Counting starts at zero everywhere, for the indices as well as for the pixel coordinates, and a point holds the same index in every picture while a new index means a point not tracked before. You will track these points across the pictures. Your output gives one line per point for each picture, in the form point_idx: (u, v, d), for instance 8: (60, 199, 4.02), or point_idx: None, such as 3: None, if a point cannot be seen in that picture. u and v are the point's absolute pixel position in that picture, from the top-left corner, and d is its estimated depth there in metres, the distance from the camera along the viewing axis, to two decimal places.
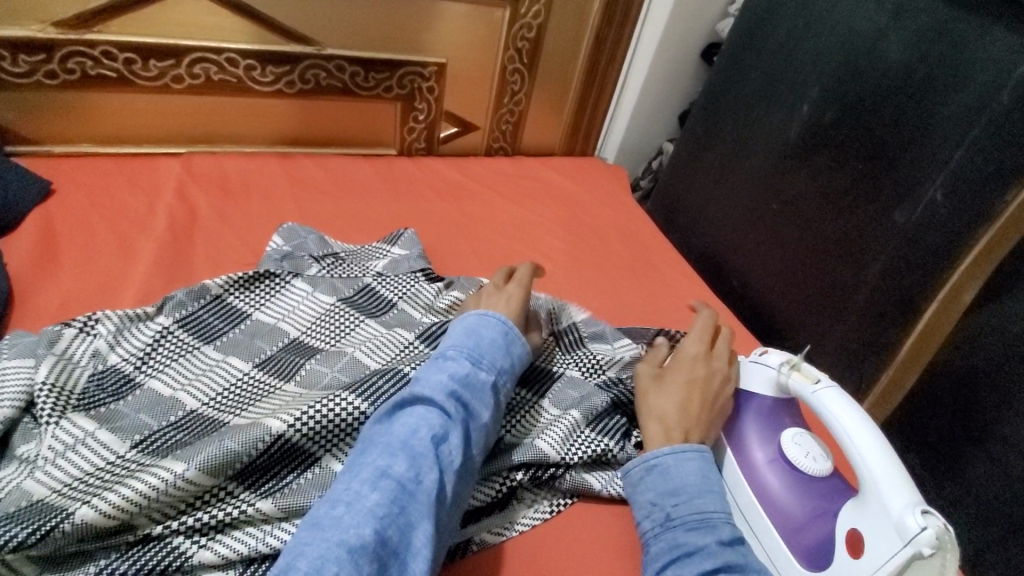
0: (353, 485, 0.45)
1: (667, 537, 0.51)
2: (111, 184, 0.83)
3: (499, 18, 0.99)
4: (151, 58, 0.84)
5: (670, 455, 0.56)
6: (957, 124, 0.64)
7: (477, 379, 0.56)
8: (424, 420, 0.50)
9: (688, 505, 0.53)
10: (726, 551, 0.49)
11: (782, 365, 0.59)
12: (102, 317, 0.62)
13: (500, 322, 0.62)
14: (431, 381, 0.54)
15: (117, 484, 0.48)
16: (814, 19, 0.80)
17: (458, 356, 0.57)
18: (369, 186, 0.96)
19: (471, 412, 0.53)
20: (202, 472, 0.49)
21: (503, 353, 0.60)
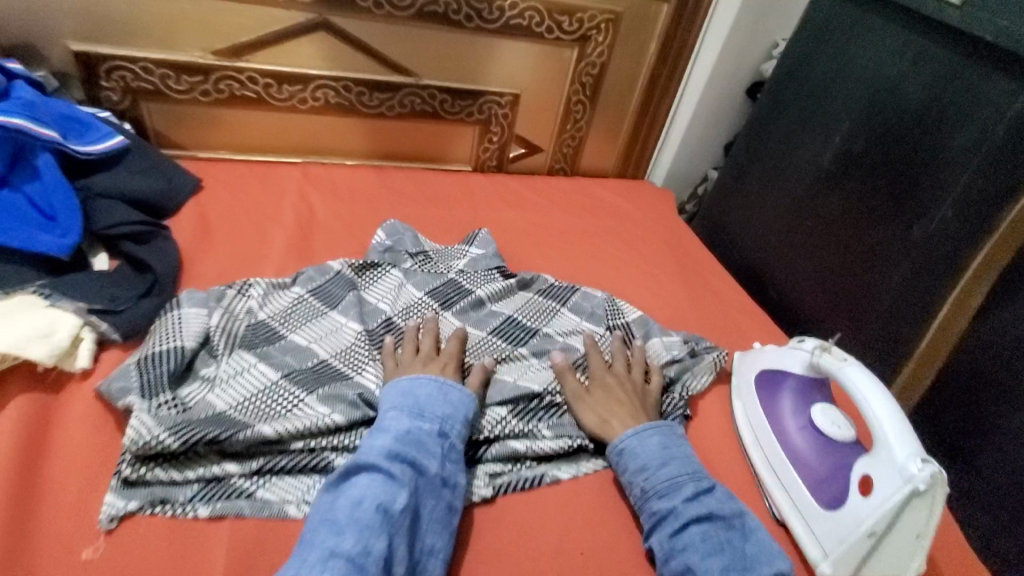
0: (303, 571, 0.48)
1: (645, 508, 0.62)
2: (247, 184, 1.01)
3: (567, 57, 1.15)
4: (285, 84, 1.03)
5: (632, 437, 0.67)
6: (964, 154, 0.75)
7: (419, 433, 0.60)
8: (369, 490, 0.54)
9: (655, 474, 0.63)
10: (690, 506, 0.60)
11: (815, 348, 0.70)
12: (253, 283, 0.78)
13: (431, 380, 0.66)
14: (371, 448, 0.58)
15: (282, 415, 0.62)
16: (846, 63, 0.92)
17: (398, 416, 0.61)
18: (451, 195, 1.12)
19: (417, 468, 0.57)
20: (342, 416, 0.62)
21: (443, 402, 0.64)
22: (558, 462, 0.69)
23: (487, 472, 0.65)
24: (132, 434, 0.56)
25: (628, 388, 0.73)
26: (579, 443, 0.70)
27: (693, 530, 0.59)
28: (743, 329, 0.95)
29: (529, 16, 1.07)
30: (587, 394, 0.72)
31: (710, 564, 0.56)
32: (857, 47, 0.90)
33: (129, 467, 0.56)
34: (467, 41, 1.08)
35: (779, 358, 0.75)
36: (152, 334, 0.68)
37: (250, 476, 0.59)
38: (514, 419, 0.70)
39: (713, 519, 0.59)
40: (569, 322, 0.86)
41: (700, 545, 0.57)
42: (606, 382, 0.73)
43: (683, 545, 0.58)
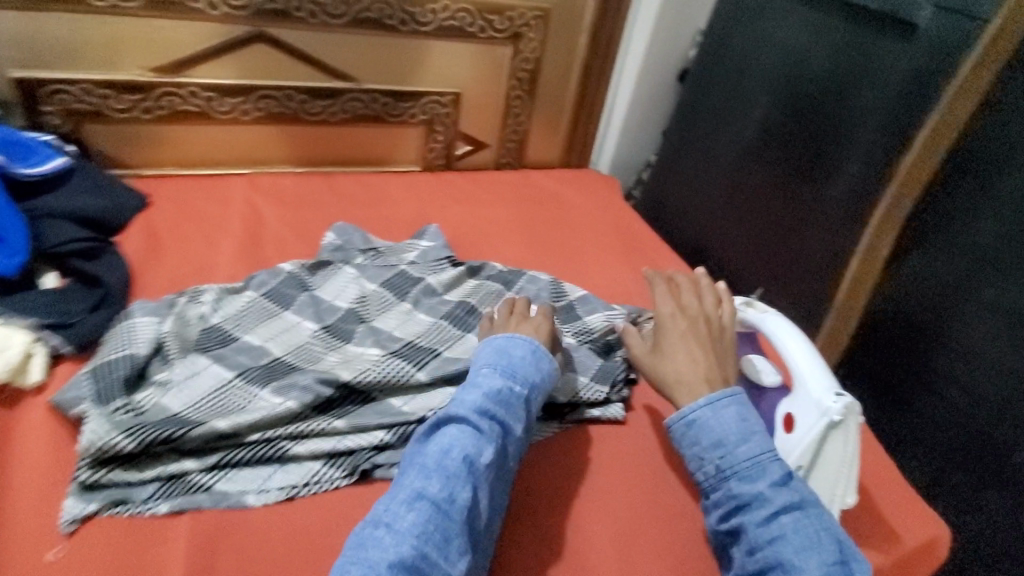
0: (392, 506, 0.54)
1: (724, 487, 0.61)
2: (195, 198, 1.03)
3: (502, 54, 1.19)
4: (227, 96, 1.05)
5: (706, 408, 0.63)
6: (863, 116, 0.83)
7: (510, 394, 0.64)
8: (458, 441, 0.59)
9: (735, 453, 0.61)
10: (779, 493, 0.57)
11: (742, 304, 0.77)
12: (205, 290, 0.80)
13: (526, 342, 0.70)
14: (464, 402, 0.62)
15: (236, 410, 0.64)
16: (756, 42, 0.99)
17: (491, 374, 0.66)
18: (399, 196, 1.15)
19: (502, 427, 0.62)
20: (294, 403, 0.64)
21: (533, 367, 0.68)
22: None
23: None
24: (89, 439, 0.58)
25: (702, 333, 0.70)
26: None
27: (783, 520, 0.56)
28: None
29: (462, 16, 1.11)
30: (659, 349, 0.70)
31: (803, 560, 0.54)
32: (764, 26, 0.97)
33: (86, 471, 0.58)
34: (404, 43, 1.11)
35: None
36: (105, 345, 0.70)
37: (208, 470, 0.61)
38: None
39: (803, 507, 0.57)
40: (515, 304, 0.91)
41: (792, 537, 0.55)
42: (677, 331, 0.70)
43: (771, 535, 0.56)
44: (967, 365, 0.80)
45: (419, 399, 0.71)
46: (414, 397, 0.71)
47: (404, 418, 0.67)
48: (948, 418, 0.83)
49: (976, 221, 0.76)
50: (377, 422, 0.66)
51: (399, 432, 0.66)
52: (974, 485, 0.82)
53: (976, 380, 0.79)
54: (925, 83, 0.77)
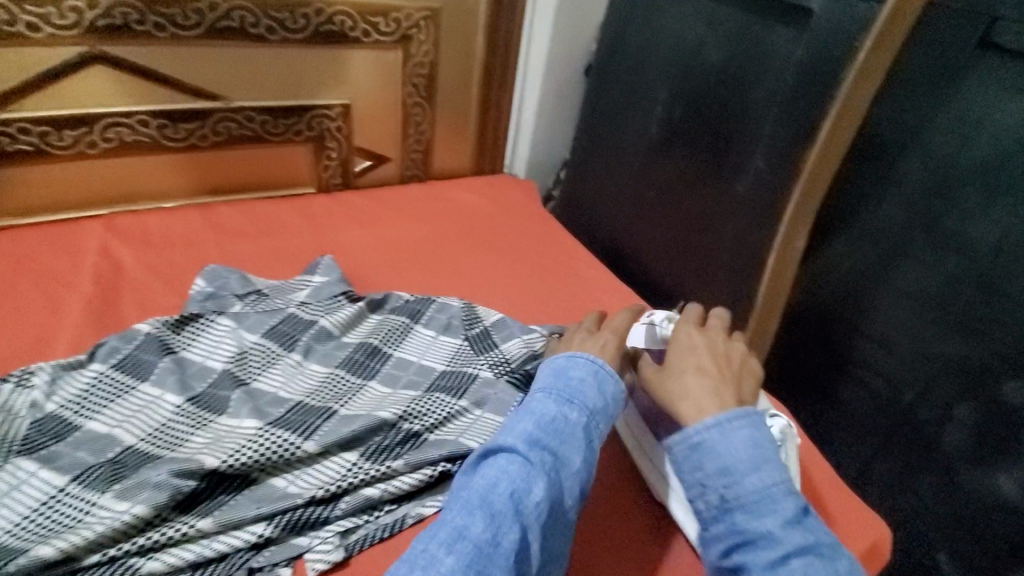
0: (430, 546, 0.45)
1: (728, 519, 0.51)
2: (35, 252, 0.87)
3: (392, 59, 1.09)
4: (65, 128, 0.89)
5: (714, 428, 0.54)
6: (763, 106, 0.77)
7: (568, 421, 0.55)
8: (507, 473, 0.50)
9: (743, 483, 0.51)
10: (792, 532, 0.48)
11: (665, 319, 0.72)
12: (37, 370, 0.66)
13: (588, 361, 0.60)
14: (514, 430, 0.53)
15: (70, 528, 0.52)
16: (654, 33, 0.93)
17: (544, 399, 0.56)
18: (290, 224, 1.02)
19: (560, 458, 0.52)
20: (144, 509, 0.53)
21: (597, 392, 0.58)
22: (424, 495, 0.63)
23: (334, 532, 0.58)
24: None
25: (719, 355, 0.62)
26: (440, 470, 0.63)
27: (793, 564, 0.47)
28: (608, 311, 0.95)
29: (339, 20, 1.00)
30: (668, 370, 0.61)
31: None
32: (659, 16, 0.92)
33: None
34: (278, 53, 0.98)
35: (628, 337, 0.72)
36: None
37: None
38: (365, 463, 0.62)
39: (817, 552, 0.48)
40: (424, 338, 0.81)
41: None
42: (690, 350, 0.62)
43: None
44: (886, 351, 0.80)
45: (308, 475, 0.60)
46: (302, 472, 0.61)
47: (287, 503, 0.57)
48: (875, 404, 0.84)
49: (885, 204, 0.76)
50: (252, 514, 0.56)
51: (281, 521, 0.57)
52: (911, 466, 0.82)
53: (897, 368, 0.80)
54: (814, 75, 0.71)
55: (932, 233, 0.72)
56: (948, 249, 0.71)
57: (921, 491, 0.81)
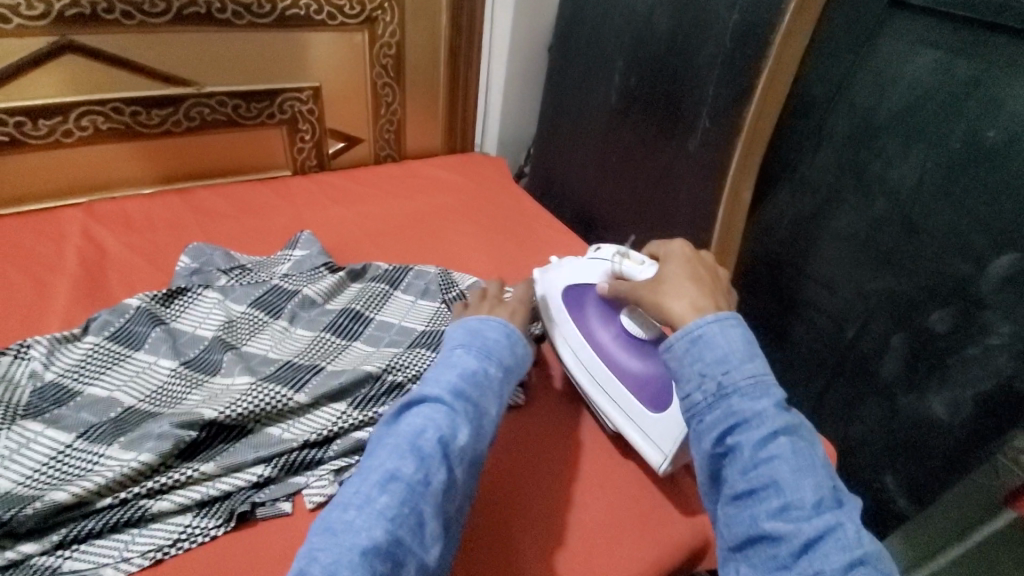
0: (363, 489, 0.49)
1: (724, 406, 0.51)
2: (18, 238, 0.89)
3: (359, 42, 1.12)
4: (40, 118, 0.91)
5: (715, 322, 0.54)
6: (708, 70, 0.82)
7: (484, 374, 0.59)
8: (432, 421, 0.53)
9: (740, 370, 0.51)
10: (783, 412, 0.49)
11: (616, 255, 0.74)
12: (33, 343, 0.69)
13: (500, 325, 0.65)
14: (438, 381, 0.57)
15: (80, 475, 0.56)
16: (608, 7, 0.98)
17: (465, 354, 0.60)
18: (270, 204, 1.06)
19: (479, 407, 0.56)
20: (151, 455, 0.58)
21: (508, 349, 0.63)
22: None
23: (329, 470, 0.63)
24: None
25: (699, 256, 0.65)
26: None
27: (782, 440, 0.48)
28: None
29: (304, 3, 1.03)
30: (657, 279, 0.64)
31: (801, 481, 0.47)
32: None
33: None
34: (246, 39, 1.01)
35: (576, 276, 0.78)
36: None
37: (54, 550, 0.53)
38: (355, 411, 0.67)
39: (801, 431, 0.50)
40: (403, 303, 0.86)
41: (789, 457, 0.47)
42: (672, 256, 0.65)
43: (769, 455, 0.48)
44: (827, 290, 0.88)
45: (301, 423, 0.65)
46: (295, 421, 0.65)
47: (283, 446, 0.62)
48: (821, 342, 0.92)
49: (822, 152, 0.83)
50: (251, 457, 0.61)
51: (280, 462, 0.61)
52: (859, 394, 0.89)
53: (838, 306, 0.87)
54: (746, 39, 0.76)
55: (861, 180, 0.80)
56: (875, 193, 0.79)
57: (866, 416, 0.89)
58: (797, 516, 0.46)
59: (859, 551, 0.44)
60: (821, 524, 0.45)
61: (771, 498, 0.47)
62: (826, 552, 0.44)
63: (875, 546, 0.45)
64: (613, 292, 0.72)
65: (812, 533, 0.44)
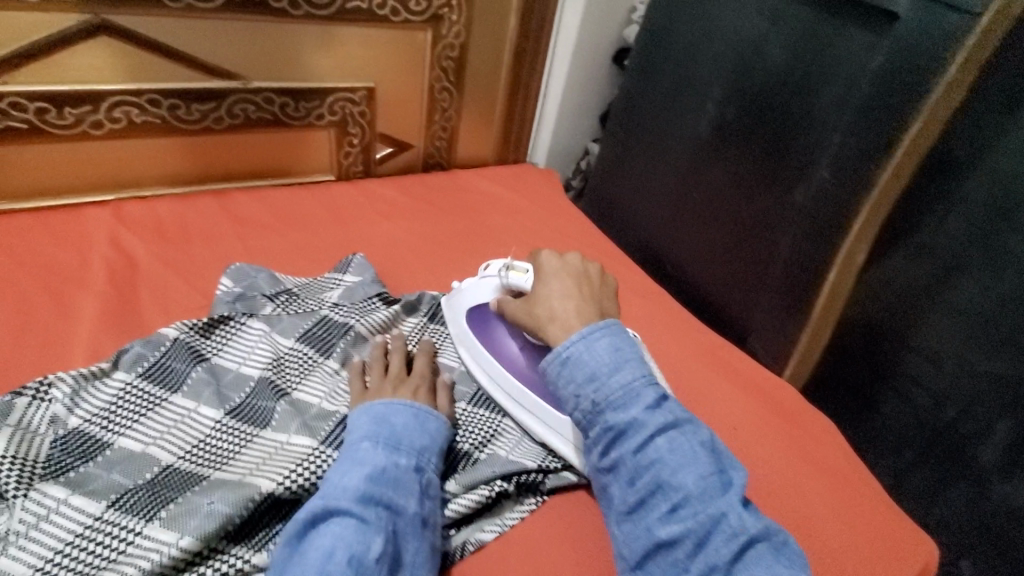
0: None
1: (599, 421, 0.58)
2: (37, 242, 0.79)
3: (421, 41, 1.02)
4: (66, 106, 0.81)
5: (579, 341, 0.61)
6: (831, 114, 0.73)
7: (396, 468, 0.55)
8: (341, 538, 0.48)
9: (607, 384, 0.58)
10: (653, 416, 0.56)
11: (501, 269, 0.75)
12: (55, 381, 0.60)
13: (407, 407, 0.61)
14: (343, 488, 0.52)
15: (111, 564, 0.48)
16: (707, 28, 0.88)
17: (370, 449, 0.56)
18: (313, 215, 0.97)
19: (395, 508, 0.52)
20: (196, 540, 0.49)
21: (420, 432, 0.59)
22: (482, 518, 0.61)
23: None
24: None
25: (570, 277, 0.70)
26: (497, 489, 0.61)
27: (658, 442, 0.55)
28: (646, 315, 0.91)
29: None
30: (532, 298, 0.69)
31: (681, 478, 0.53)
32: (715, 8, 0.87)
33: None
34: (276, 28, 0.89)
35: (478, 295, 0.77)
36: None
37: None
38: None
39: (676, 425, 0.56)
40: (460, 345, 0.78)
41: (669, 457, 0.54)
42: (547, 277, 0.70)
43: (648, 461, 0.55)
44: (934, 367, 0.76)
45: None
46: None
47: None
48: (922, 418, 0.79)
49: (948, 219, 0.70)
50: None
51: None
52: (942, 475, 0.79)
53: (946, 386, 0.75)
54: (890, 86, 0.68)
55: (990, 253, 0.67)
56: (1005, 268, 0.66)
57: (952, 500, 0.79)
58: (689, 513, 0.52)
59: (746, 536, 0.50)
60: (708, 517, 0.51)
61: (661, 502, 0.53)
62: (717, 546, 0.50)
63: (761, 524, 0.51)
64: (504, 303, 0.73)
65: (700, 529, 0.51)
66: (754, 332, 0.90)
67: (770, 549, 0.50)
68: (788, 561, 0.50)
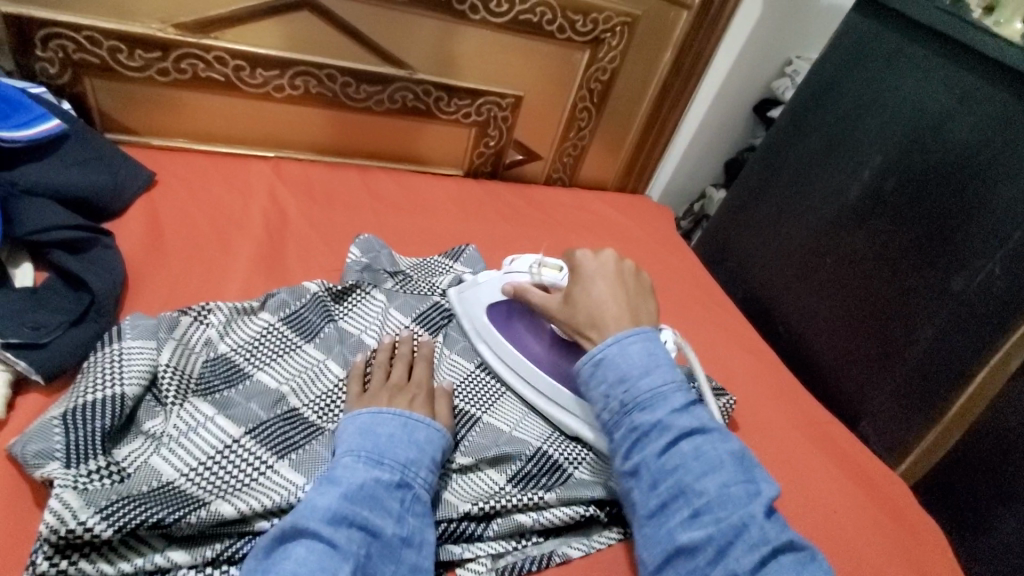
0: None
1: (626, 423, 0.55)
2: (209, 181, 0.88)
3: (577, 60, 1.05)
4: (259, 68, 0.89)
5: (613, 345, 0.58)
6: (1015, 207, 0.68)
7: (375, 485, 0.51)
8: (305, 564, 0.44)
9: (637, 386, 0.55)
10: (681, 419, 0.53)
11: (533, 266, 0.73)
12: (214, 308, 0.66)
13: (395, 415, 0.57)
14: (315, 509, 0.48)
15: (243, 486, 0.52)
16: (880, 94, 0.85)
17: (350, 465, 0.52)
18: (441, 205, 1.02)
19: (371, 530, 0.48)
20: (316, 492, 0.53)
21: (408, 443, 0.55)
22: (569, 535, 0.61)
23: (487, 553, 0.56)
24: (51, 520, 0.44)
25: (615, 280, 0.65)
26: (591, 512, 0.61)
27: (683, 446, 0.52)
28: (748, 372, 0.89)
29: (540, 11, 0.97)
30: (572, 299, 0.65)
31: (705, 483, 0.50)
32: (895, 75, 0.83)
33: (43, 559, 0.44)
34: (433, 22, 0.93)
35: (495, 290, 0.75)
36: (82, 377, 0.55)
37: (204, 566, 0.48)
38: (513, 490, 0.61)
39: (703, 431, 0.53)
40: None
41: (693, 460, 0.51)
42: (589, 278, 0.65)
43: (671, 465, 0.52)
44: None
45: (462, 489, 0.60)
46: (455, 480, 0.60)
47: (443, 513, 0.57)
48: None
49: None
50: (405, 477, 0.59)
51: (441, 532, 0.56)
52: None
53: None
54: None
55: None
56: None
57: None
58: (711, 519, 0.49)
59: (769, 547, 0.47)
60: (730, 526, 0.48)
61: (682, 508, 0.50)
62: (739, 555, 0.47)
63: (785, 535, 0.48)
64: (531, 299, 0.70)
65: (722, 537, 0.48)
66: (868, 416, 0.85)
67: (793, 563, 0.47)
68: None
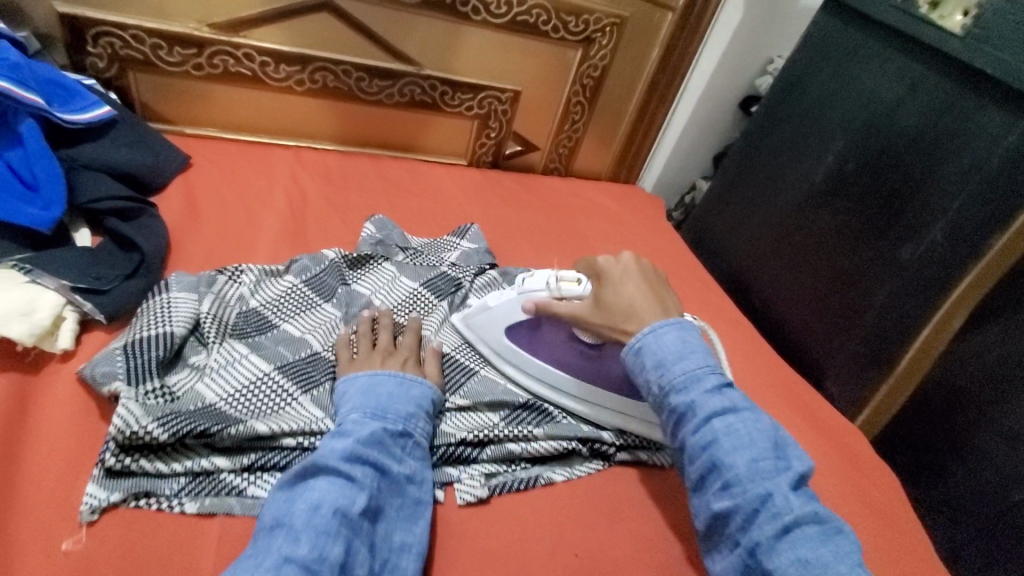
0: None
1: (666, 406, 0.59)
2: (237, 164, 0.98)
3: (570, 58, 1.14)
4: (282, 63, 0.99)
5: (650, 334, 0.62)
6: (954, 181, 0.77)
7: (381, 433, 0.58)
8: (329, 494, 0.52)
9: (673, 370, 0.59)
10: (712, 399, 0.57)
11: (550, 281, 0.73)
12: (245, 270, 0.76)
13: (391, 376, 0.65)
14: (331, 451, 0.55)
15: (273, 411, 0.61)
16: (843, 86, 0.94)
17: (359, 419, 0.59)
18: (445, 190, 1.11)
19: (380, 470, 0.56)
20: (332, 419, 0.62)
21: (406, 399, 0.63)
22: (554, 464, 0.69)
23: (480, 473, 0.65)
24: (118, 422, 0.54)
25: (639, 277, 0.68)
26: (573, 446, 0.69)
27: (715, 424, 0.56)
28: (724, 338, 0.97)
29: (536, 13, 1.06)
30: (605, 300, 0.67)
31: (735, 457, 0.54)
32: (857, 68, 0.92)
33: (112, 456, 0.53)
34: (439, 23, 1.02)
35: (511, 307, 0.75)
36: (137, 319, 0.65)
37: (242, 471, 0.57)
38: (505, 425, 0.69)
39: (734, 410, 0.57)
40: None
41: (726, 437, 0.55)
42: (616, 281, 0.68)
43: (705, 441, 0.55)
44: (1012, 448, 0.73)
45: (460, 422, 0.69)
46: (454, 416, 0.69)
47: (442, 439, 0.65)
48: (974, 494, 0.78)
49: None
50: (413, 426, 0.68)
51: (440, 454, 0.65)
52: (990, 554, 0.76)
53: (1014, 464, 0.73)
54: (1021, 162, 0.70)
55: None
56: None
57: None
58: (740, 491, 0.52)
59: (792, 515, 0.50)
60: (756, 496, 0.52)
61: (715, 480, 0.54)
62: (762, 524, 0.51)
63: (808, 506, 0.51)
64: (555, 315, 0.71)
65: (748, 507, 0.52)
66: (833, 378, 0.93)
67: (818, 532, 0.50)
68: (834, 546, 0.49)
